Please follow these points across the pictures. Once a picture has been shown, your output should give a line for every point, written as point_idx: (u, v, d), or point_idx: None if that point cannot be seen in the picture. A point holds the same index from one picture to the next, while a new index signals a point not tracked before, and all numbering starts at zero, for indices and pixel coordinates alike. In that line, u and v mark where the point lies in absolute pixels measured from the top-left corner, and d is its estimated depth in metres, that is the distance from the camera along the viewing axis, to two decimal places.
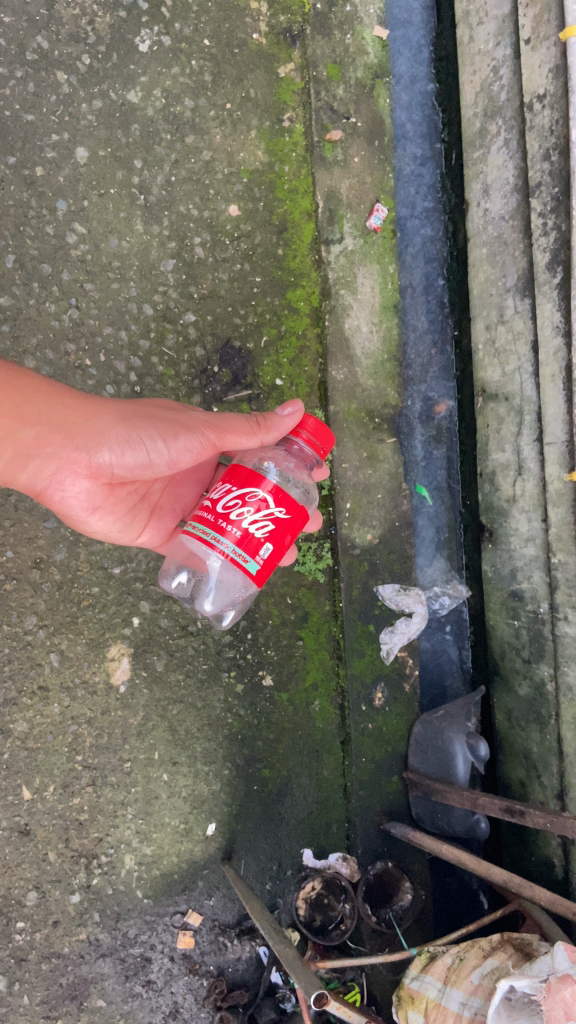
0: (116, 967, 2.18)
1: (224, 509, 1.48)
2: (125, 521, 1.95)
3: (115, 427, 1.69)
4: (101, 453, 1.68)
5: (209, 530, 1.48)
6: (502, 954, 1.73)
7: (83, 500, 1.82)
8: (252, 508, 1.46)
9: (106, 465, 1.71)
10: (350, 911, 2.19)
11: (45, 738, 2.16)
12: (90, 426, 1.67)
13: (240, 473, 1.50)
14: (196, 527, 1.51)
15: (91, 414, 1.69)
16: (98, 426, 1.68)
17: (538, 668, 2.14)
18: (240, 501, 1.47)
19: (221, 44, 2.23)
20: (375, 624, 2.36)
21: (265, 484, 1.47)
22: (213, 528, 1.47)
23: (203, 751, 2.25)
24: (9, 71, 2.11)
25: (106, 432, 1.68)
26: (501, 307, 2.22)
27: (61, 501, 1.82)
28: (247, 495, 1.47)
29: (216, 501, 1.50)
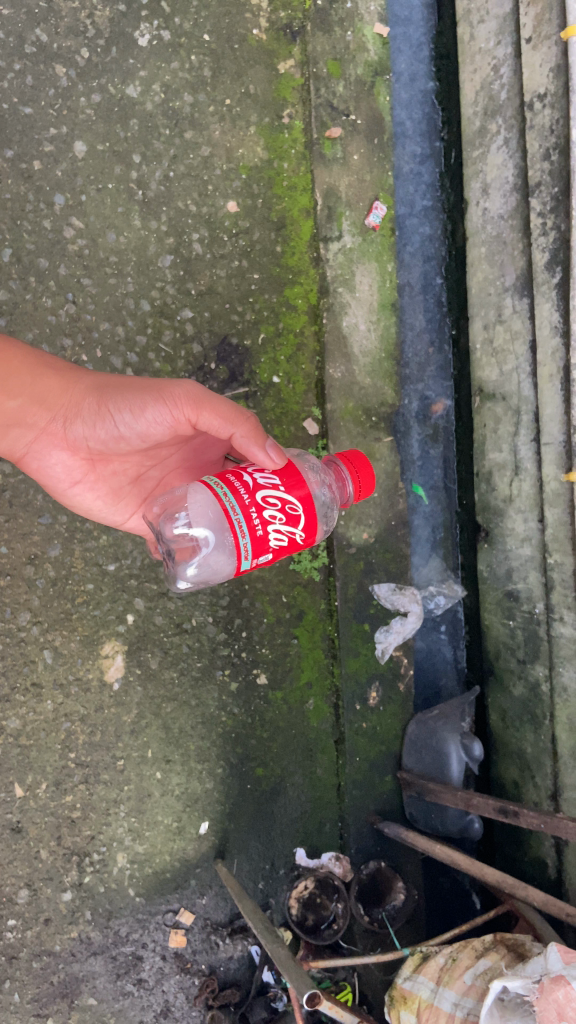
0: (107, 966, 2.17)
1: (264, 497, 1.46)
2: (107, 507, 1.92)
3: (91, 398, 1.72)
4: (76, 424, 1.73)
5: (238, 507, 1.43)
6: (495, 954, 1.72)
7: (61, 476, 1.84)
8: (286, 517, 1.47)
9: (81, 436, 1.75)
10: (343, 910, 2.21)
11: (38, 735, 2.15)
12: (69, 395, 1.72)
13: (294, 479, 1.50)
14: (223, 489, 1.46)
15: (75, 386, 1.74)
16: (75, 397, 1.73)
17: (533, 669, 2.14)
18: (282, 504, 1.47)
19: (221, 39, 2.22)
20: (370, 623, 2.35)
21: (307, 506, 1.49)
22: (243, 505, 1.44)
23: (196, 750, 2.24)
24: (7, 64, 2.10)
25: (82, 402, 1.72)
26: (499, 307, 2.21)
27: (41, 473, 1.84)
28: (289, 504, 1.47)
29: (257, 485, 1.47)
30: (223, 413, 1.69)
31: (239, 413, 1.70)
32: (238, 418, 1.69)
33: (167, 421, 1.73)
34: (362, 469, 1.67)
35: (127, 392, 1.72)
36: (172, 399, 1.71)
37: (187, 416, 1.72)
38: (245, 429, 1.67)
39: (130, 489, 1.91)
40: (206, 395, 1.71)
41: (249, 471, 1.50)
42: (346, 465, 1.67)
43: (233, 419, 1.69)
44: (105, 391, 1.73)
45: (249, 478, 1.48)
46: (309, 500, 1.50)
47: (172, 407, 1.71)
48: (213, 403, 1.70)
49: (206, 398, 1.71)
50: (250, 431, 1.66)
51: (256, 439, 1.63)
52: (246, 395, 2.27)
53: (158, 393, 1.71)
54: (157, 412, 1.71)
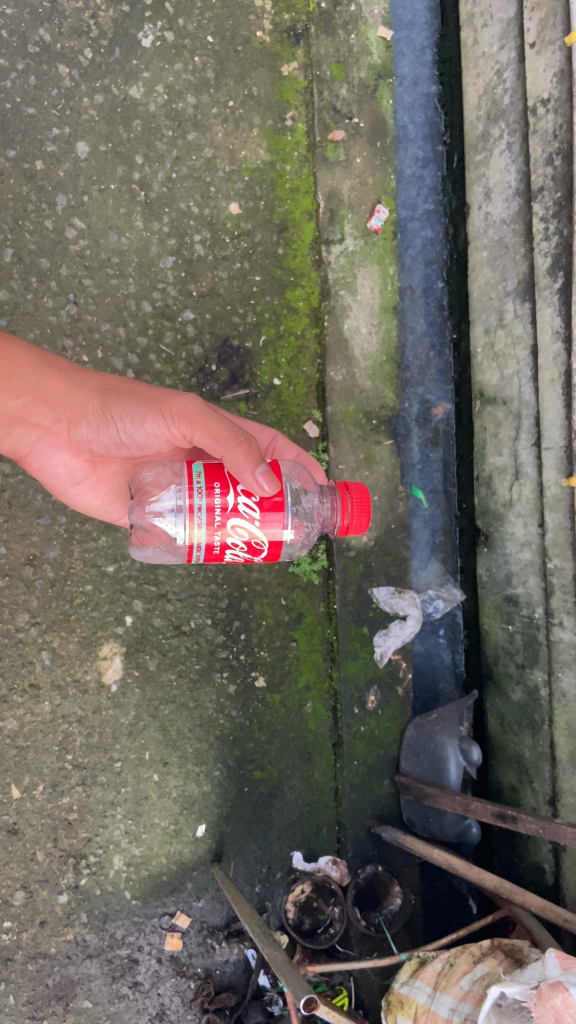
0: (103, 968, 2.16)
1: (234, 528, 1.49)
2: (107, 507, 1.94)
3: (94, 401, 1.70)
4: (79, 427, 1.72)
5: (206, 517, 1.48)
6: (492, 960, 1.72)
7: (62, 476, 1.84)
8: (247, 544, 1.52)
9: (83, 438, 1.74)
10: (339, 914, 2.17)
11: (35, 737, 2.14)
12: (73, 398, 1.70)
13: (273, 519, 1.51)
14: (199, 506, 1.48)
15: (80, 388, 1.72)
16: (80, 399, 1.70)
17: (532, 674, 2.14)
18: (249, 538, 1.51)
19: (224, 41, 2.22)
20: (369, 626, 2.35)
21: (272, 542, 1.52)
22: (208, 530, 1.48)
23: (194, 752, 2.23)
24: (10, 64, 2.10)
25: (86, 406, 1.70)
26: (501, 311, 2.21)
27: (43, 473, 1.85)
28: (256, 542, 1.52)
29: (232, 517, 1.49)
30: (215, 434, 1.59)
31: (232, 434, 1.57)
32: (229, 441, 1.56)
33: (164, 434, 1.68)
34: (358, 508, 1.66)
35: (130, 400, 1.69)
36: (170, 413, 1.66)
37: (184, 432, 1.66)
38: (233, 452, 1.52)
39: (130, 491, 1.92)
40: (204, 413, 1.64)
41: (234, 494, 1.49)
42: (344, 497, 1.66)
43: (225, 441, 1.57)
44: (109, 396, 1.70)
45: (229, 505, 1.49)
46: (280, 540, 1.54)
47: (169, 422, 1.66)
48: (209, 423, 1.61)
49: (204, 415, 1.63)
50: (240, 452, 1.52)
51: (245, 464, 1.50)
52: (247, 397, 2.26)
53: (158, 406, 1.66)
54: (155, 425, 1.67)
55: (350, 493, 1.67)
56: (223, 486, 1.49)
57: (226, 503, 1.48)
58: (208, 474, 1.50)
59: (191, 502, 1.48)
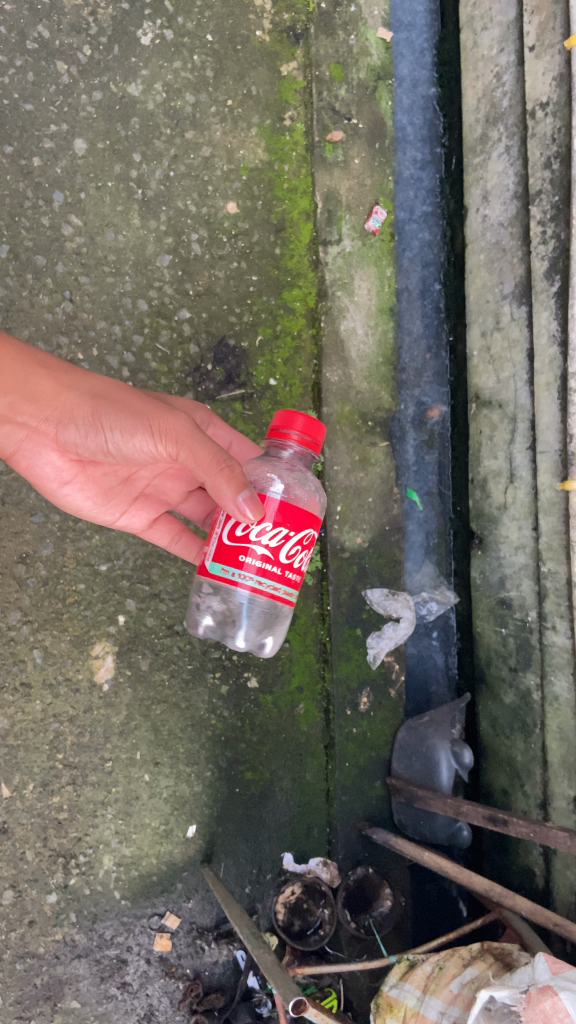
0: (91, 968, 2.15)
1: (283, 555, 1.46)
2: (96, 507, 1.93)
3: (84, 406, 1.63)
4: (67, 431, 1.65)
5: (269, 578, 1.45)
6: (482, 963, 1.72)
7: (51, 476, 1.82)
8: (304, 542, 1.48)
9: (71, 442, 1.68)
10: (330, 916, 2.15)
11: (26, 736, 2.13)
12: (62, 400, 1.64)
13: (286, 511, 1.45)
14: (249, 583, 1.44)
15: (70, 390, 1.65)
16: (69, 401, 1.64)
17: (525, 678, 2.14)
18: (296, 540, 1.46)
19: (224, 40, 2.21)
20: (362, 628, 2.34)
21: (308, 518, 1.48)
22: (274, 578, 1.45)
23: (186, 752, 2.23)
24: (9, 59, 2.09)
25: (76, 411, 1.63)
26: (497, 315, 2.21)
27: (30, 471, 1.82)
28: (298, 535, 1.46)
29: (269, 547, 1.45)
30: (199, 460, 1.50)
31: (215, 463, 1.49)
32: (212, 469, 1.49)
33: (152, 451, 1.59)
34: (310, 436, 1.54)
35: (121, 411, 1.60)
36: (159, 431, 1.55)
37: (170, 451, 1.56)
38: (215, 480, 1.48)
39: (118, 491, 1.91)
40: (192, 435, 1.53)
41: (249, 542, 1.44)
42: (297, 444, 1.54)
43: (208, 469, 1.50)
44: (100, 403, 1.62)
45: (257, 550, 1.44)
46: (306, 511, 1.47)
47: (157, 440, 1.56)
48: (195, 447, 1.52)
49: (192, 438, 1.53)
50: (223, 480, 1.47)
51: (227, 489, 1.46)
52: (243, 396, 2.26)
53: (148, 423, 1.56)
54: (143, 442, 1.57)
55: (293, 433, 1.54)
56: (240, 548, 1.45)
57: (255, 550, 1.44)
58: (226, 558, 1.48)
59: (239, 586, 1.45)
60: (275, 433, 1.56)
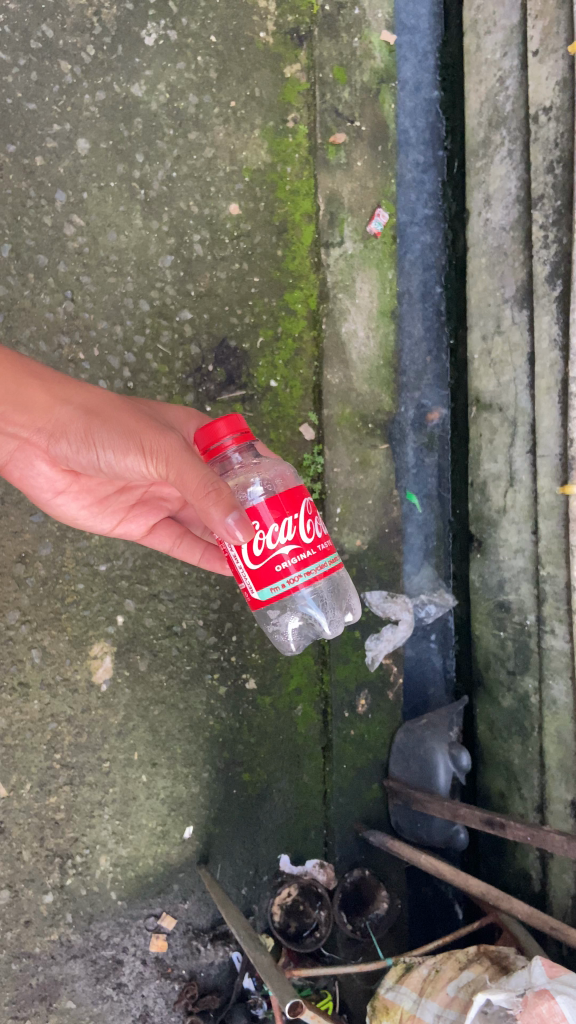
0: (87, 968, 2.15)
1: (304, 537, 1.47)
2: (91, 516, 1.93)
3: (76, 421, 1.61)
4: (59, 445, 1.64)
5: (312, 565, 1.47)
6: (478, 967, 1.72)
7: (44, 485, 1.82)
8: (311, 515, 1.50)
9: (63, 455, 1.67)
10: (325, 917, 2.16)
11: (23, 735, 2.13)
12: (54, 414, 1.62)
13: (270, 502, 1.45)
14: (302, 582, 1.45)
15: (63, 404, 1.63)
16: (61, 416, 1.62)
17: (523, 681, 2.14)
18: (303, 515, 1.48)
19: (227, 41, 2.21)
20: (361, 630, 2.34)
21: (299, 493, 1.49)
22: (313, 561, 1.47)
23: (183, 753, 2.23)
24: (12, 58, 2.09)
25: (68, 426, 1.61)
26: (498, 318, 2.21)
27: (24, 481, 1.83)
28: (297, 514, 1.47)
29: (290, 536, 1.46)
30: (185, 484, 1.44)
31: (203, 485, 1.41)
32: (199, 492, 1.41)
33: (142, 471, 1.57)
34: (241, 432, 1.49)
35: (112, 429, 1.58)
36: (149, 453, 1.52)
37: (160, 472, 1.53)
38: (202, 503, 1.40)
39: (114, 500, 1.91)
40: (180, 457, 1.48)
41: (274, 548, 1.44)
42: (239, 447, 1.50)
43: (194, 494, 1.43)
44: (92, 419, 1.60)
45: (285, 548, 1.45)
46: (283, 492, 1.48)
47: (148, 461, 1.54)
48: (181, 471, 1.46)
49: (180, 461, 1.48)
50: (210, 500, 1.39)
51: (215, 511, 1.39)
52: (243, 397, 2.26)
53: (139, 442, 1.55)
54: (134, 462, 1.56)
55: (230, 439, 1.48)
56: (272, 563, 1.44)
57: (284, 550, 1.44)
58: (264, 578, 1.45)
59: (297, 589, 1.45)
60: (208, 451, 1.49)
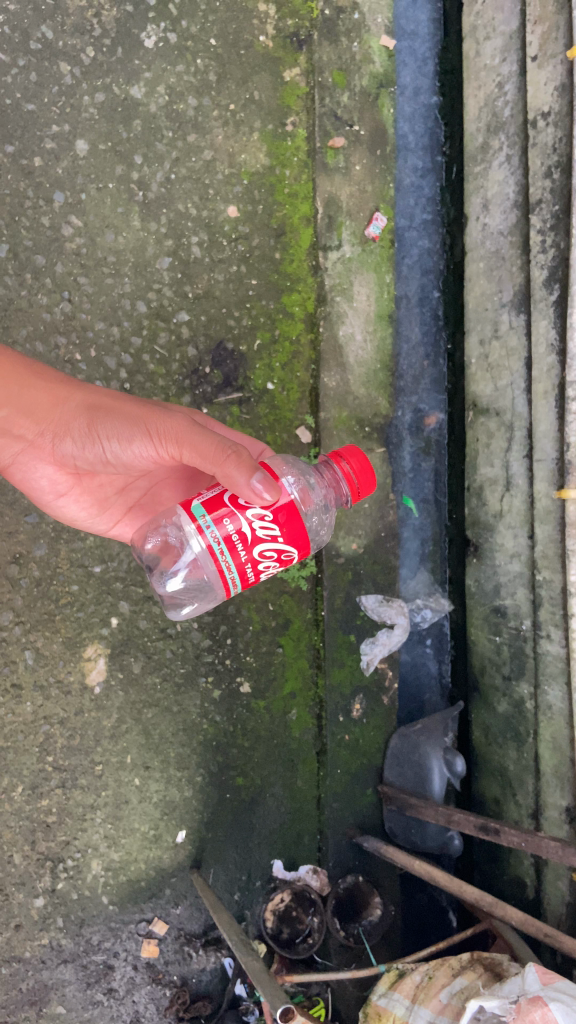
0: (77, 974, 2.13)
1: (258, 549, 1.41)
2: (92, 518, 1.92)
3: (79, 417, 1.61)
4: (64, 442, 1.63)
5: (231, 560, 1.40)
6: (471, 973, 1.71)
7: (46, 488, 1.81)
8: (277, 560, 1.44)
9: (68, 454, 1.66)
10: (318, 924, 2.17)
11: (16, 737, 2.12)
12: (58, 412, 1.62)
13: (291, 517, 1.41)
14: (211, 538, 1.38)
15: (65, 401, 1.64)
16: (64, 414, 1.62)
17: (518, 687, 2.13)
18: (277, 548, 1.42)
19: (227, 44, 2.21)
20: (356, 635, 2.33)
21: (300, 548, 1.45)
22: (235, 560, 1.40)
23: (177, 757, 2.21)
24: (12, 60, 2.09)
25: (72, 423, 1.61)
26: (496, 323, 2.21)
27: (26, 485, 1.82)
28: (279, 544, 1.42)
29: (251, 534, 1.40)
30: (204, 450, 1.47)
31: (220, 449, 1.45)
32: (217, 456, 1.45)
33: (151, 455, 1.57)
34: (360, 477, 1.56)
35: (116, 419, 1.58)
36: (158, 432, 1.53)
37: (172, 453, 1.54)
38: (222, 466, 1.43)
39: (116, 501, 1.91)
40: (192, 429, 1.51)
41: (244, 517, 1.39)
42: (343, 473, 1.56)
43: (214, 455, 1.46)
44: (95, 413, 1.61)
45: (243, 529, 1.39)
46: (304, 535, 1.44)
47: (156, 443, 1.53)
48: (195, 440, 1.48)
49: (192, 433, 1.50)
50: (231, 461, 1.42)
51: (238, 473, 1.41)
52: (240, 400, 2.26)
53: (144, 426, 1.54)
54: (142, 447, 1.55)
55: (347, 461, 1.57)
56: (229, 514, 1.40)
57: (243, 528, 1.39)
58: (212, 511, 1.40)
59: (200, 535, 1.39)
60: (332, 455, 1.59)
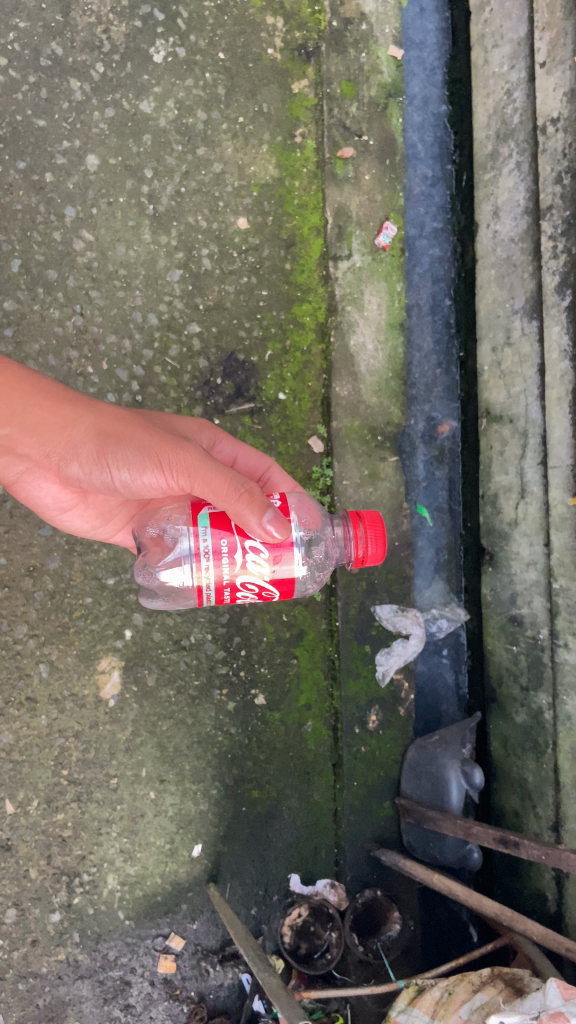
0: (94, 990, 2.11)
1: (241, 576, 1.49)
2: (97, 528, 1.95)
3: (88, 443, 1.57)
4: (70, 467, 1.60)
5: (215, 573, 1.48)
6: (492, 989, 1.68)
7: (50, 503, 1.83)
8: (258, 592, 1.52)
9: (74, 476, 1.63)
10: (337, 939, 2.13)
11: (31, 751, 2.11)
12: (65, 436, 1.58)
13: (285, 559, 1.50)
14: (205, 544, 1.47)
15: (73, 423, 1.59)
16: (72, 438, 1.57)
17: (536, 697, 2.10)
18: (261, 581, 1.50)
19: (235, 57, 2.22)
20: (371, 645, 2.31)
21: (282, 588, 1.52)
22: (217, 572, 1.48)
23: (192, 770, 2.20)
24: (22, 77, 2.11)
25: (79, 448, 1.57)
26: (508, 330, 2.20)
27: (30, 498, 1.83)
28: (265, 579, 1.50)
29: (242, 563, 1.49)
30: (216, 487, 1.46)
31: (233, 487, 1.45)
32: (230, 494, 1.45)
33: (161, 486, 1.54)
34: (370, 542, 1.60)
35: (127, 447, 1.54)
36: (170, 465, 1.51)
37: (183, 485, 1.52)
38: (234, 504, 1.44)
39: (120, 514, 1.91)
40: (204, 465, 1.49)
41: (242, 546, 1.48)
42: (359, 529, 1.60)
43: (227, 493, 1.45)
44: (105, 440, 1.56)
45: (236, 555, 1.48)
46: (290, 580, 1.52)
47: (167, 475, 1.52)
48: (208, 476, 1.47)
49: (204, 468, 1.49)
50: (244, 500, 1.44)
51: (251, 513, 1.44)
52: (252, 410, 2.27)
53: (156, 457, 1.52)
54: (153, 478, 1.53)
55: (363, 523, 1.61)
56: (230, 535, 1.48)
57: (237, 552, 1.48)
58: (214, 526, 1.49)
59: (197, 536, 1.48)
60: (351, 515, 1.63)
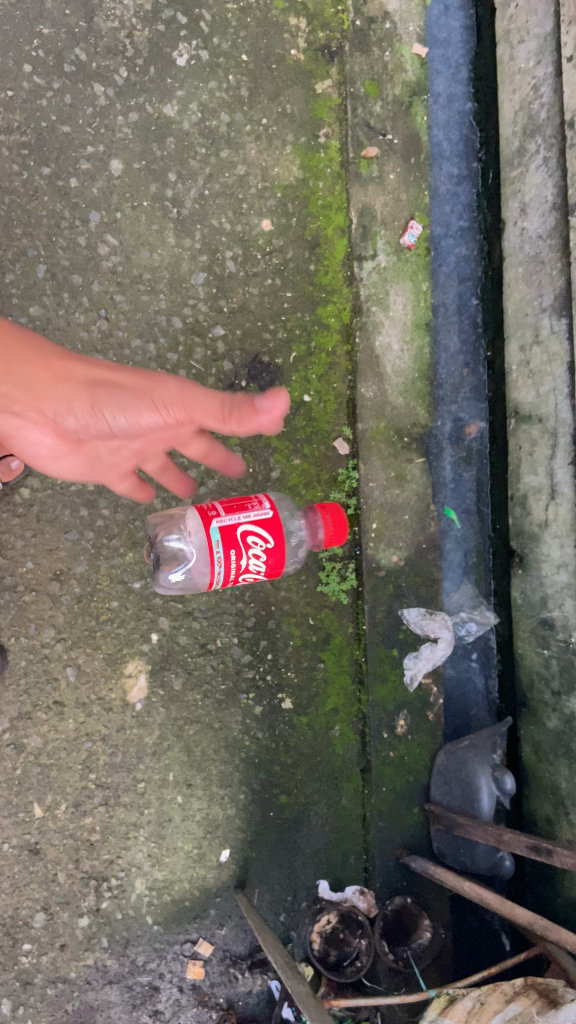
0: (123, 995, 2.11)
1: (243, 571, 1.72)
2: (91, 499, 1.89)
3: (84, 393, 1.60)
4: (65, 421, 1.60)
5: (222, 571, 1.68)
6: (525, 999, 1.65)
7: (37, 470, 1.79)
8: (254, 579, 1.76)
9: (70, 433, 1.63)
10: (367, 947, 2.09)
11: (59, 755, 2.12)
12: (60, 388, 1.59)
13: (279, 557, 1.72)
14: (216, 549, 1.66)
15: (63, 375, 1.62)
16: (70, 389, 1.59)
17: (568, 702, 2.07)
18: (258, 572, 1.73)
19: (259, 59, 2.22)
20: (399, 649, 2.28)
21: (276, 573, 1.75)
22: (226, 571, 1.68)
23: (219, 774, 2.19)
24: (46, 83, 2.12)
25: (75, 399, 1.59)
26: (536, 328, 2.17)
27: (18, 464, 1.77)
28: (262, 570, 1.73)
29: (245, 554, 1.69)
30: (212, 406, 1.60)
31: (229, 405, 1.59)
32: (224, 412, 1.59)
33: (158, 422, 1.67)
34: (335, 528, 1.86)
35: (118, 390, 1.62)
36: (164, 398, 1.64)
37: (179, 417, 1.66)
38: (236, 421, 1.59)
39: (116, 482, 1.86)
40: (197, 395, 1.63)
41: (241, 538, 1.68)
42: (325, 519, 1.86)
43: (221, 411, 1.60)
44: (98, 387, 1.61)
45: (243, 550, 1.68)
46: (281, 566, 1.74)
47: (162, 410, 1.65)
48: (201, 401, 1.62)
49: (197, 397, 1.63)
50: (242, 405, 1.58)
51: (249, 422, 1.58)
52: None
53: (151, 397, 1.64)
54: (149, 416, 1.64)
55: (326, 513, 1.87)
56: (236, 545, 1.67)
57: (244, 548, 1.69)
58: (224, 537, 1.66)
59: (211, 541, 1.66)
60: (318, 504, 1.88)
